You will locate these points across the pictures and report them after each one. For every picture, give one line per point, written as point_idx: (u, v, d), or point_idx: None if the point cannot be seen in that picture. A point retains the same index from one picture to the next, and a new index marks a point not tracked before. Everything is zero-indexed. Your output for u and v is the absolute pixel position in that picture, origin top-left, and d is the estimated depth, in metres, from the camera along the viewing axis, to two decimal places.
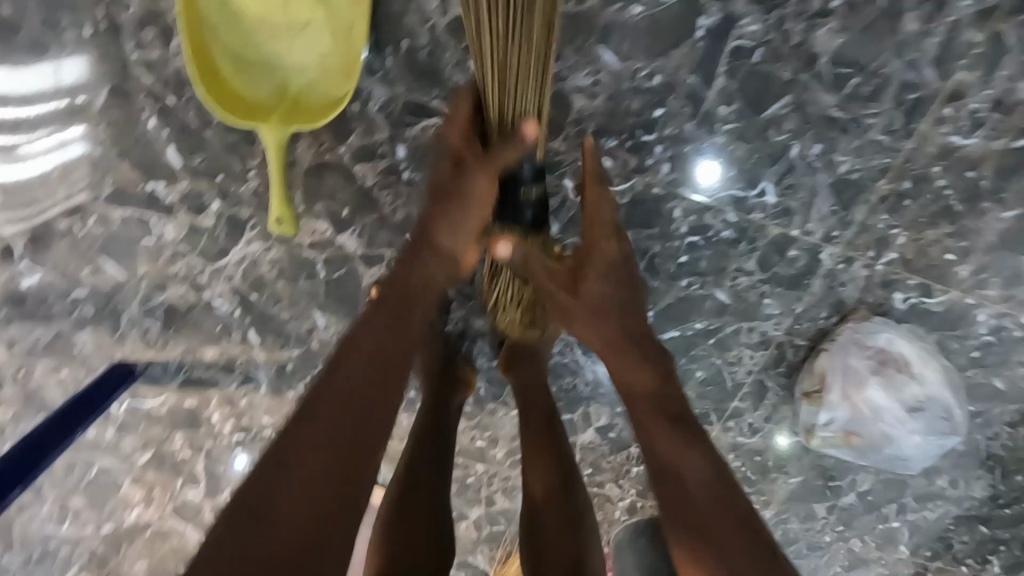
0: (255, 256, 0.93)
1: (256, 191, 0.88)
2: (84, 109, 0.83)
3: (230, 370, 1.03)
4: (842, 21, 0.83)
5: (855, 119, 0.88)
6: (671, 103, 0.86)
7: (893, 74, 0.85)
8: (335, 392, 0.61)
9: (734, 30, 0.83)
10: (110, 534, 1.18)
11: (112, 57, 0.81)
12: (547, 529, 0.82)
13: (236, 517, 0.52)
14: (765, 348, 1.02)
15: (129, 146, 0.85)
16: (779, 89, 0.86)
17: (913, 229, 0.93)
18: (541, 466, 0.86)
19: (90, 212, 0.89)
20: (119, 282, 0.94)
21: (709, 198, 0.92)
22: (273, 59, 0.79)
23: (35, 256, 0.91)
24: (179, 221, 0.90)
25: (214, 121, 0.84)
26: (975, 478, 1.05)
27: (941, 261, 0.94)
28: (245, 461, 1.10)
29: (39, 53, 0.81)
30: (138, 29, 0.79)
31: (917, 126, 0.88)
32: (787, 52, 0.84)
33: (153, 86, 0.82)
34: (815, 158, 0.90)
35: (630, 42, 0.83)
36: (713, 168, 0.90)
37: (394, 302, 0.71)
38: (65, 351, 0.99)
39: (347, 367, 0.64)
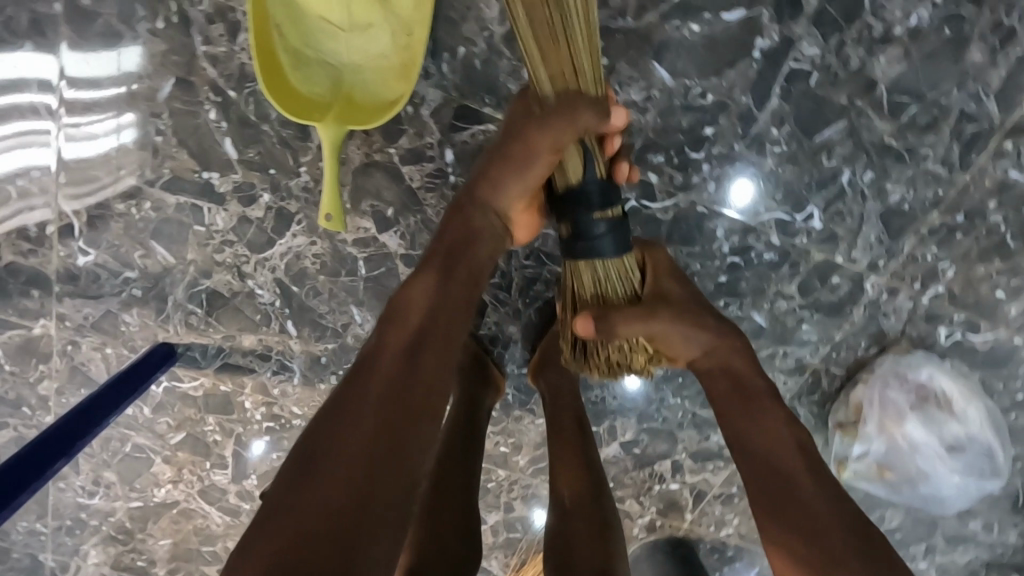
0: (299, 249, 0.95)
1: (306, 186, 0.90)
2: (149, 97, 0.86)
3: (266, 358, 1.05)
4: (903, 49, 0.82)
5: (909, 149, 0.86)
6: (722, 121, 0.86)
7: (954, 104, 0.83)
8: (380, 384, 0.62)
9: (792, 53, 0.82)
10: (138, 509, 1.21)
11: (180, 49, 0.84)
12: (574, 534, 0.82)
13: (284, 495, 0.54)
14: (800, 374, 1.00)
15: (188, 135, 0.88)
16: (833, 114, 0.85)
17: (962, 264, 0.91)
18: (572, 473, 0.87)
19: (146, 196, 0.92)
20: (167, 266, 0.97)
21: (744, 216, 0.91)
22: (334, 56, 0.81)
23: (92, 236, 0.95)
24: (229, 210, 0.92)
25: (271, 116, 0.87)
26: (1009, 523, 1.02)
27: (990, 297, 0.92)
28: (263, 446, 1.13)
29: (113, 42, 0.85)
30: (208, 24, 0.82)
31: (974, 160, 0.86)
32: (844, 77, 0.83)
33: (216, 79, 0.84)
34: (865, 185, 0.89)
35: (685, 59, 0.83)
36: (748, 187, 0.89)
37: (437, 291, 0.71)
38: (112, 329, 1.03)
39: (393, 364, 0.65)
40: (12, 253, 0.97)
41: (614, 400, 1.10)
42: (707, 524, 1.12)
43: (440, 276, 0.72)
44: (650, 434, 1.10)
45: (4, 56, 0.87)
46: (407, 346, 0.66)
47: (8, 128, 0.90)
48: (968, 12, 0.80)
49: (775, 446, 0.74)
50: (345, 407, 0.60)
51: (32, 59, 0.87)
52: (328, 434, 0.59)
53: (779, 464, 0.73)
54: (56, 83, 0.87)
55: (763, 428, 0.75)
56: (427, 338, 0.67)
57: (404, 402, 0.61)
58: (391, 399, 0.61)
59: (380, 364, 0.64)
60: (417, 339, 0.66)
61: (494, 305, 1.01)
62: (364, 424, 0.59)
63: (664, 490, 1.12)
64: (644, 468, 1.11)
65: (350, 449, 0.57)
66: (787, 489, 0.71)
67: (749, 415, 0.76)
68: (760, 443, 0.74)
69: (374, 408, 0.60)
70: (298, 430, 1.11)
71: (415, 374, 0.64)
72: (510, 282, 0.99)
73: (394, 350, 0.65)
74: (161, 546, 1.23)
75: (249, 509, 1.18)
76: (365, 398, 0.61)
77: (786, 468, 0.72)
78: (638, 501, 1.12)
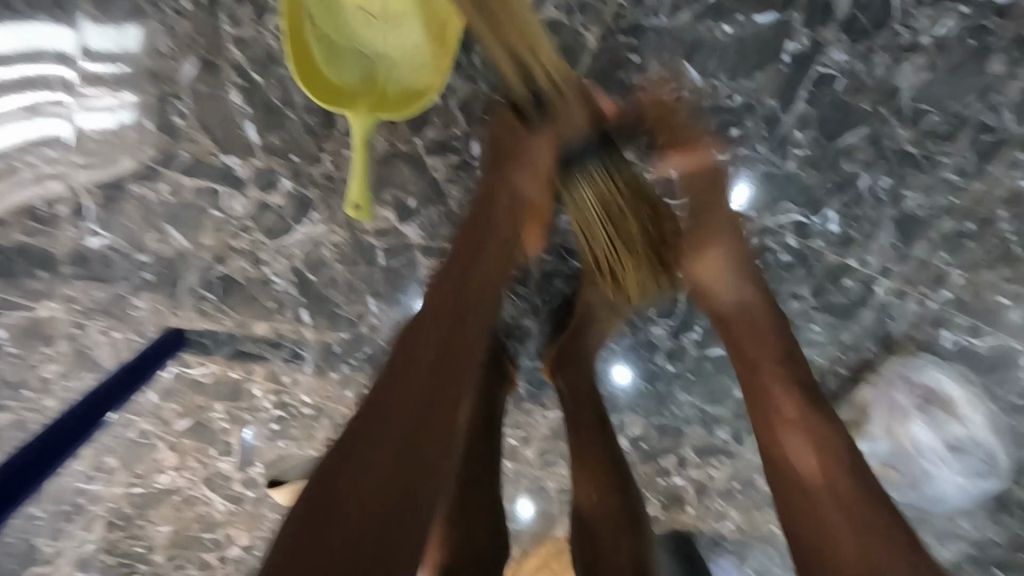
0: (318, 238, 0.94)
1: (328, 174, 0.89)
2: (171, 78, 0.84)
3: (278, 347, 1.04)
4: (927, 58, 0.83)
5: (928, 156, 0.88)
6: (748, 123, 0.87)
7: (973, 115, 0.85)
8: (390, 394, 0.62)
9: (820, 58, 0.83)
10: (139, 495, 1.20)
11: (206, 30, 0.82)
12: (600, 531, 0.83)
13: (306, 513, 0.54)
14: None
15: (211, 118, 0.86)
16: (856, 119, 0.86)
17: (971, 270, 0.93)
18: (596, 469, 0.87)
19: (162, 179, 0.90)
20: (182, 251, 0.96)
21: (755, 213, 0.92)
22: (366, 45, 0.80)
23: (106, 218, 0.93)
24: (248, 196, 0.91)
25: (296, 102, 0.85)
26: (999, 523, 1.05)
27: (995, 304, 0.94)
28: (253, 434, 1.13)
29: (137, 20, 0.83)
30: (236, 6, 0.81)
31: (989, 169, 0.88)
32: (869, 84, 0.84)
33: (242, 62, 0.83)
34: (882, 191, 0.90)
35: (715, 60, 0.84)
36: (742, 188, 0.90)
37: (446, 314, 0.71)
38: (121, 313, 1.01)
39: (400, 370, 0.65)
40: (21, 233, 0.94)
41: (624, 396, 1.09)
42: (708, 519, 1.14)
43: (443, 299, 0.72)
44: (658, 429, 1.10)
45: (16, 28, 0.84)
46: (423, 373, 0.64)
47: (19, 103, 0.87)
48: (993, 25, 0.82)
49: (784, 409, 0.72)
50: (359, 442, 0.59)
51: (47, 32, 0.84)
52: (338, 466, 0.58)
53: (787, 426, 0.71)
54: (73, 58, 0.85)
55: (772, 390, 0.73)
56: (440, 361, 0.66)
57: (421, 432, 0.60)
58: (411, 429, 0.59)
59: (392, 391, 0.63)
60: (436, 366, 0.65)
61: (511, 300, 1.01)
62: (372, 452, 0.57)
63: (668, 485, 1.13)
64: (651, 463, 1.13)
65: (362, 481, 0.55)
66: (783, 452, 0.70)
67: (761, 370, 0.75)
68: (766, 402, 0.73)
69: (384, 436, 0.59)
70: (306, 420, 1.10)
71: (426, 397, 0.62)
72: (530, 276, 0.99)
73: (409, 376, 0.64)
74: (161, 533, 1.21)
75: (253, 497, 1.18)
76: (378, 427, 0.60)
77: (790, 433, 0.70)
78: (642, 495, 1.14)
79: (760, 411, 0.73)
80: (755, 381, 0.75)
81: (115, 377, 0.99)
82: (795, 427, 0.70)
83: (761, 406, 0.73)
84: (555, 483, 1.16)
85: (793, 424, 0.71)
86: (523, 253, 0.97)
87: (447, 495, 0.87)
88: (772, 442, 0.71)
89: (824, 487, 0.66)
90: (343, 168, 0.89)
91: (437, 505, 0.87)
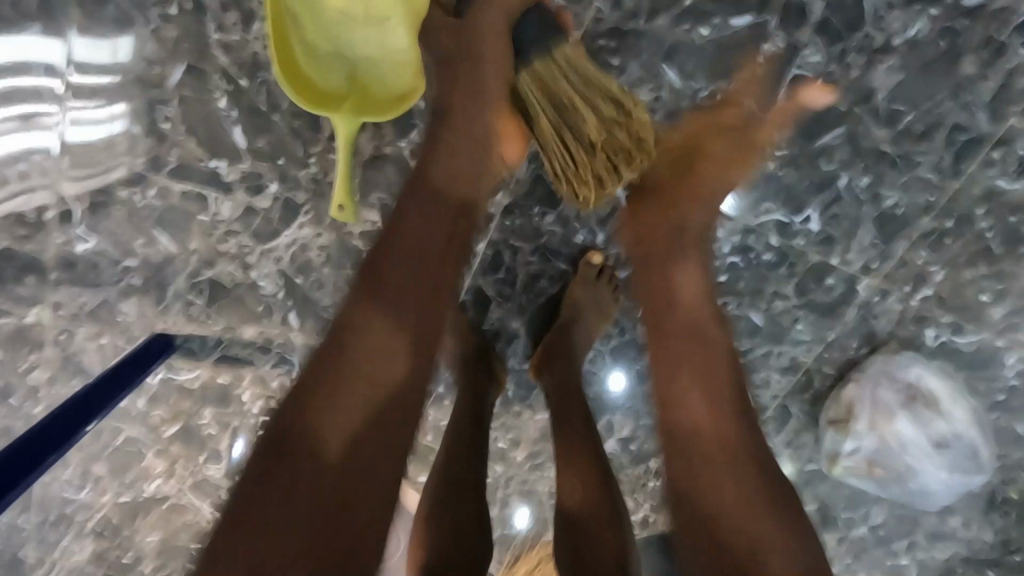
0: (305, 241, 0.95)
1: (314, 177, 0.90)
2: (159, 83, 0.85)
3: (267, 350, 1.04)
4: (901, 59, 0.85)
5: (904, 155, 0.90)
6: None
7: (946, 115, 0.87)
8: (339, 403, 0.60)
9: (797, 59, 0.85)
10: (127, 503, 1.19)
11: (193, 36, 0.83)
12: (591, 527, 0.83)
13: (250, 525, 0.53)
14: (793, 373, 1.03)
15: (198, 123, 0.87)
16: (833, 119, 0.88)
17: (951, 268, 0.95)
18: (583, 464, 0.88)
19: (150, 183, 0.91)
20: (169, 255, 0.96)
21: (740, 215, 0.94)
22: (348, 46, 0.81)
23: (93, 222, 0.94)
24: (236, 199, 0.92)
25: (283, 106, 0.86)
26: (987, 520, 1.05)
27: (975, 301, 0.96)
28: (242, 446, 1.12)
29: (124, 26, 0.84)
30: (223, 12, 0.82)
31: (964, 168, 0.90)
32: (845, 85, 0.86)
33: (229, 67, 0.84)
34: (861, 190, 0.92)
35: (694, 62, 0.86)
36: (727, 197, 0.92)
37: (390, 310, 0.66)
38: (109, 318, 1.01)
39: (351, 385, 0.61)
40: (7, 239, 0.94)
41: (613, 397, 1.10)
42: None
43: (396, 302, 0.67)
44: (647, 430, 1.11)
45: (5, 39, 0.85)
46: (388, 345, 0.64)
47: (7, 114, 0.88)
48: (963, 26, 0.84)
49: (708, 405, 0.75)
50: (321, 410, 0.59)
51: (36, 43, 0.85)
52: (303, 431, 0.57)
53: (705, 422, 0.74)
54: (61, 68, 0.86)
55: (696, 387, 0.76)
56: (414, 341, 0.65)
57: (391, 413, 0.61)
58: (373, 408, 0.61)
59: (357, 360, 0.62)
60: (401, 343, 0.64)
61: (498, 300, 1.01)
62: (347, 433, 0.58)
63: (658, 487, 1.13)
64: (641, 464, 1.13)
65: (336, 462, 0.56)
66: (711, 440, 0.72)
67: (699, 374, 0.77)
68: (687, 395, 0.76)
69: (358, 421, 0.59)
70: None
71: (391, 374, 0.63)
72: (515, 277, 1.00)
73: (368, 351, 0.63)
74: (149, 542, 1.20)
75: None
76: (349, 405, 0.60)
77: (721, 423, 0.74)
78: (632, 497, 1.14)
79: (682, 417, 0.75)
80: (696, 381, 0.76)
81: (99, 375, 0.97)
82: (716, 430, 0.73)
83: (683, 411, 0.75)
84: (545, 486, 1.16)
85: (713, 421, 0.74)
86: (508, 255, 0.98)
87: (432, 494, 0.87)
88: (705, 437, 0.73)
89: (733, 479, 0.70)
90: (329, 170, 0.90)
91: (422, 504, 0.87)
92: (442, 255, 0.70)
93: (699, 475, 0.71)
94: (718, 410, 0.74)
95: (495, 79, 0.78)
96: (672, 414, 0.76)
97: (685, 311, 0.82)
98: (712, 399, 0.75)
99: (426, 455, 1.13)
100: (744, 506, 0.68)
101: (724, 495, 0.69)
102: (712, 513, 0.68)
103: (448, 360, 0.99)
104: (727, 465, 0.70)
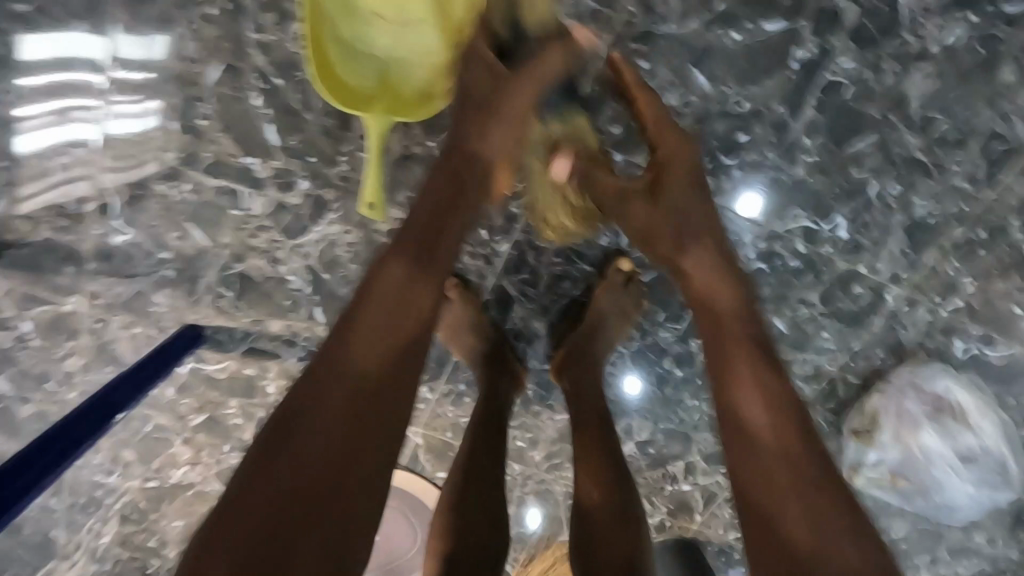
0: (333, 238, 0.97)
1: (344, 176, 0.92)
2: (196, 81, 0.88)
3: (292, 344, 1.07)
4: (937, 66, 0.84)
5: (938, 164, 0.88)
6: (757, 130, 0.88)
7: (983, 123, 0.86)
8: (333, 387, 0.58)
9: (829, 65, 0.84)
10: (154, 489, 1.22)
11: (231, 36, 0.85)
12: (596, 526, 0.84)
13: (230, 511, 0.51)
14: (817, 382, 1.01)
15: (233, 121, 0.89)
16: (865, 126, 0.87)
17: (983, 279, 0.93)
18: (588, 461, 0.89)
19: (185, 179, 0.93)
20: (202, 249, 0.99)
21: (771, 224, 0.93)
22: (383, 49, 0.83)
23: (131, 216, 0.96)
24: (268, 196, 0.94)
25: (315, 105, 0.88)
26: (1014, 538, 1.03)
27: (1007, 313, 0.94)
28: None
29: (166, 26, 0.86)
30: (260, 13, 0.84)
31: (1000, 178, 0.88)
32: (878, 92, 0.85)
33: (264, 67, 0.86)
34: (892, 199, 0.91)
35: (724, 66, 0.85)
36: (753, 200, 0.92)
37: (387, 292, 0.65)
38: (142, 309, 1.04)
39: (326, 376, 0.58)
40: (50, 230, 0.98)
41: (634, 401, 1.10)
42: (716, 527, 1.13)
43: (379, 299, 0.64)
44: (666, 434, 1.10)
45: (54, 36, 0.88)
46: (367, 365, 0.60)
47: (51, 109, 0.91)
48: (1003, 34, 0.82)
49: (766, 393, 0.66)
50: (317, 379, 0.58)
51: (82, 40, 0.88)
52: (297, 419, 0.56)
53: (766, 413, 0.65)
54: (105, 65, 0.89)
55: (757, 370, 0.68)
56: (394, 360, 0.62)
57: (370, 398, 0.59)
58: (354, 427, 0.57)
59: (336, 379, 0.58)
60: (390, 365, 0.61)
61: (520, 301, 1.02)
62: (317, 457, 0.54)
63: (676, 491, 1.13)
64: (659, 468, 1.12)
65: (320, 451, 0.54)
66: (777, 435, 0.64)
67: (756, 358, 0.69)
68: (756, 389, 0.67)
69: (331, 438, 0.55)
70: None
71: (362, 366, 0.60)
72: (539, 278, 1.00)
73: (369, 335, 0.62)
74: (173, 528, 1.23)
75: None
76: (327, 421, 0.56)
77: (787, 419, 0.65)
78: (649, 501, 1.13)
79: (727, 399, 0.67)
80: (759, 376, 0.68)
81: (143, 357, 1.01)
82: (783, 419, 0.65)
83: (735, 400, 0.67)
84: (562, 487, 1.16)
85: (773, 403, 0.66)
86: (532, 255, 0.99)
87: (452, 488, 0.89)
88: (775, 426, 0.64)
89: (793, 478, 0.61)
90: (359, 169, 0.91)
91: (442, 496, 0.89)
92: (424, 243, 0.69)
93: (761, 470, 0.62)
94: (776, 411, 0.65)
95: (525, 95, 0.75)
96: (726, 399, 0.67)
97: (717, 300, 0.74)
98: (769, 395, 0.66)
99: (445, 451, 1.14)
100: (792, 497, 0.60)
101: (783, 503, 0.60)
102: (765, 520, 0.59)
103: (469, 360, 1.00)
104: (785, 460, 0.62)
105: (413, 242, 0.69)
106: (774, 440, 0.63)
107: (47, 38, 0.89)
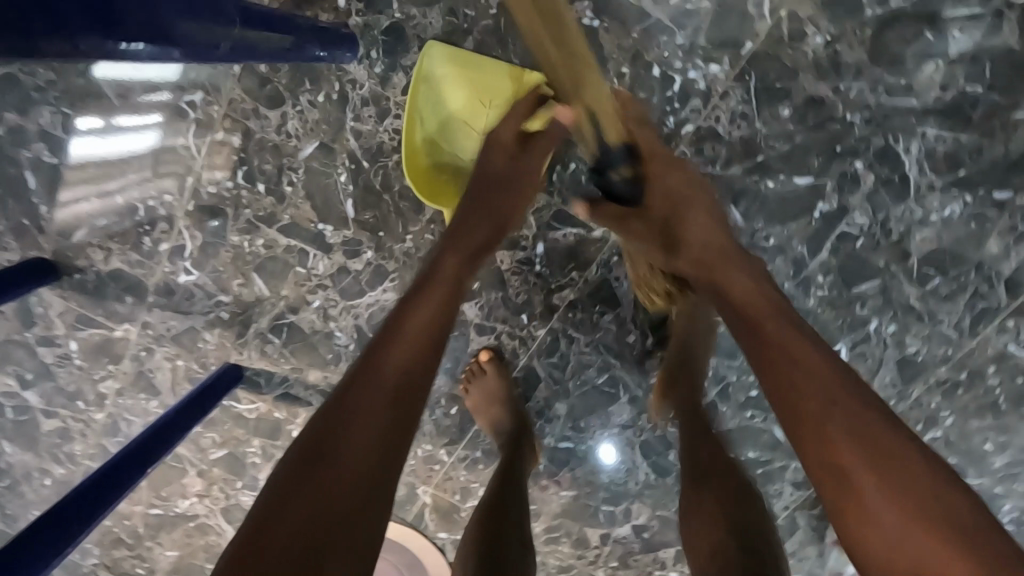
0: (385, 304, 1.05)
1: (407, 252, 1.01)
2: (289, 152, 0.96)
3: (326, 394, 1.13)
4: (936, 232, 0.96)
5: (930, 312, 1.01)
6: (779, 262, 0.99)
7: (970, 283, 0.99)
8: (372, 386, 0.64)
9: (846, 218, 0.96)
10: (156, 517, 1.23)
11: (331, 120, 0.94)
12: (740, 548, 0.76)
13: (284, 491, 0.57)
14: (804, 489, 1.11)
15: (316, 191, 0.98)
16: (871, 271, 0.99)
17: (961, 416, 1.04)
18: (709, 516, 0.81)
19: (260, 234, 1.01)
20: (260, 297, 1.05)
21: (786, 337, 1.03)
22: (465, 154, 0.93)
23: (199, 260, 1.03)
24: (333, 259, 1.02)
25: (394, 188, 0.98)
26: None
27: (979, 448, 1.05)
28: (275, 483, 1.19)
29: (272, 102, 0.94)
30: (361, 105, 0.94)
31: (981, 330, 1.01)
32: (884, 245, 0.97)
33: (355, 150, 0.96)
34: (887, 336, 1.02)
35: (759, 207, 0.96)
36: None
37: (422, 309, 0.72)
38: (189, 344, 1.10)
39: (373, 372, 0.66)
40: (120, 261, 1.04)
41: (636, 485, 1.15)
42: None
43: (419, 317, 0.71)
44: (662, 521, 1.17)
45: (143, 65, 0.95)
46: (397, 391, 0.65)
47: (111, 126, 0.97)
48: (994, 214, 0.95)
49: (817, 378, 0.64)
50: (360, 380, 0.65)
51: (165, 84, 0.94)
52: (341, 412, 0.62)
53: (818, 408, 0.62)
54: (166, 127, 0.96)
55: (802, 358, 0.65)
56: (414, 385, 0.67)
57: (405, 400, 0.65)
58: (387, 422, 0.63)
59: (361, 403, 0.63)
60: (412, 390, 0.66)
61: (547, 382, 1.10)
62: (345, 478, 0.58)
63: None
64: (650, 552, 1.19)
65: (356, 442, 0.60)
66: (834, 420, 0.61)
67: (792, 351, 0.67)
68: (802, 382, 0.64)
69: (365, 454, 0.60)
70: None
71: (400, 370, 0.66)
72: (566, 364, 1.08)
73: (403, 343, 0.68)
74: (168, 557, 1.25)
75: None
76: (355, 442, 0.60)
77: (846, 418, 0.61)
78: None
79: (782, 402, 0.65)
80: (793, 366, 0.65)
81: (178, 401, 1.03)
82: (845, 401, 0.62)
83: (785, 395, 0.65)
84: (555, 561, 1.21)
85: (815, 388, 0.63)
86: (565, 342, 1.07)
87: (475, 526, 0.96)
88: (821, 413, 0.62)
89: (868, 469, 0.58)
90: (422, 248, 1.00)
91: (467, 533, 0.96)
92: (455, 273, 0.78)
93: (836, 467, 0.60)
94: (827, 401, 0.62)
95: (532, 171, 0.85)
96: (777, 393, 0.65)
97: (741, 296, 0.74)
98: (814, 396, 0.62)
99: (450, 513, 1.19)
100: (872, 491, 0.58)
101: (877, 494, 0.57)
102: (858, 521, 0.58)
103: (491, 428, 1.08)
104: (867, 453, 0.59)
105: (429, 287, 0.75)
106: (857, 444, 0.59)
107: (126, 67, 0.96)
